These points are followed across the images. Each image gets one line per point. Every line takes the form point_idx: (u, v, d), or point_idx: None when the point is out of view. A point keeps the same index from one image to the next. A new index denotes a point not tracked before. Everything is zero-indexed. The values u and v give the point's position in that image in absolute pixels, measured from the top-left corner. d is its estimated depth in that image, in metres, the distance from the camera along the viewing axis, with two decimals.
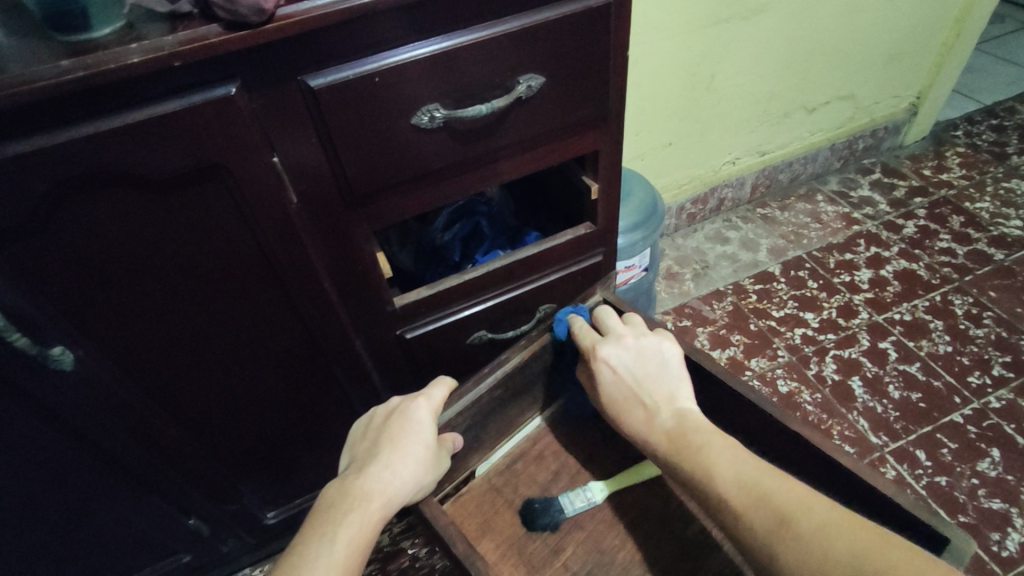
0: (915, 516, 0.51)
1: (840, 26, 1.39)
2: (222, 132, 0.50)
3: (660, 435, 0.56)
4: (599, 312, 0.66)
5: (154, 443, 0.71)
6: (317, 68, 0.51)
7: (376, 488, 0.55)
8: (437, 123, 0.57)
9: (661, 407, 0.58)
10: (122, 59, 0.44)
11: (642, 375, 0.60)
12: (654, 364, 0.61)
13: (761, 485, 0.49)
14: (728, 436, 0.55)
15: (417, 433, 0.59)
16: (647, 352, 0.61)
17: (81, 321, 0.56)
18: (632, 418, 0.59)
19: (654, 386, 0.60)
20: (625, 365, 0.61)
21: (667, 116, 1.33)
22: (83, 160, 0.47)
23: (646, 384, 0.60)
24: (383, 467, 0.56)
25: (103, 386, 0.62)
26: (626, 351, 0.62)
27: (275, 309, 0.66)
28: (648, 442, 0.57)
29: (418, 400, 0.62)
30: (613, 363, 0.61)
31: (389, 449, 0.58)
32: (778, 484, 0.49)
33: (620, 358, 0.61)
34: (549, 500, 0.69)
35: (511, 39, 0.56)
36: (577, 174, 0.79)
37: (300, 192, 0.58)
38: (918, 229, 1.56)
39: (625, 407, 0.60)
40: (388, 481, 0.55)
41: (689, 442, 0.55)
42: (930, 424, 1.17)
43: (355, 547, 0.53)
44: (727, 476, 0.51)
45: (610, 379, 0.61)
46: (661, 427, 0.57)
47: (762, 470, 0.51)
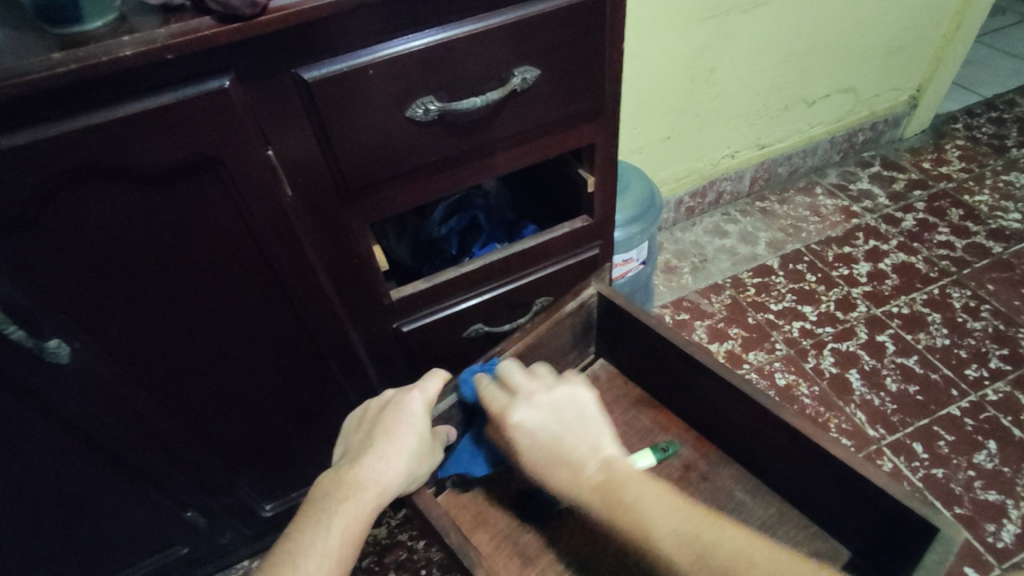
0: (907, 507, 0.51)
1: (840, 18, 1.38)
2: (216, 124, 0.50)
3: (590, 494, 0.52)
4: (501, 367, 0.61)
5: (152, 436, 0.71)
6: (311, 61, 0.51)
7: (369, 477, 0.55)
8: (431, 116, 0.57)
9: (586, 462, 0.53)
10: (114, 51, 0.44)
11: (561, 430, 0.55)
12: (571, 416, 0.56)
13: (703, 538, 0.48)
14: (659, 486, 0.52)
15: (411, 426, 0.59)
16: (560, 404, 0.57)
17: (77, 314, 0.57)
18: (555, 481, 0.53)
19: (577, 439, 0.55)
20: (540, 426, 0.56)
21: (665, 109, 1.33)
22: (76, 153, 0.47)
23: (567, 437, 0.55)
24: (377, 458, 0.56)
25: (100, 379, 0.62)
26: (537, 407, 0.57)
27: (271, 302, 0.66)
28: (578, 504, 0.52)
29: (412, 392, 0.62)
30: (527, 423, 0.56)
31: (383, 440, 0.58)
32: (721, 535, 0.48)
33: (533, 417, 0.56)
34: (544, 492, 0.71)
35: (506, 32, 0.56)
36: (573, 167, 0.79)
37: (295, 186, 0.58)
38: (916, 222, 1.56)
39: (547, 467, 0.54)
40: (382, 473, 0.56)
41: (622, 502, 0.50)
42: (928, 417, 1.18)
43: (348, 535, 0.53)
44: (669, 536, 0.48)
45: (526, 440, 0.55)
46: (589, 483, 0.52)
47: (703, 521, 0.49)
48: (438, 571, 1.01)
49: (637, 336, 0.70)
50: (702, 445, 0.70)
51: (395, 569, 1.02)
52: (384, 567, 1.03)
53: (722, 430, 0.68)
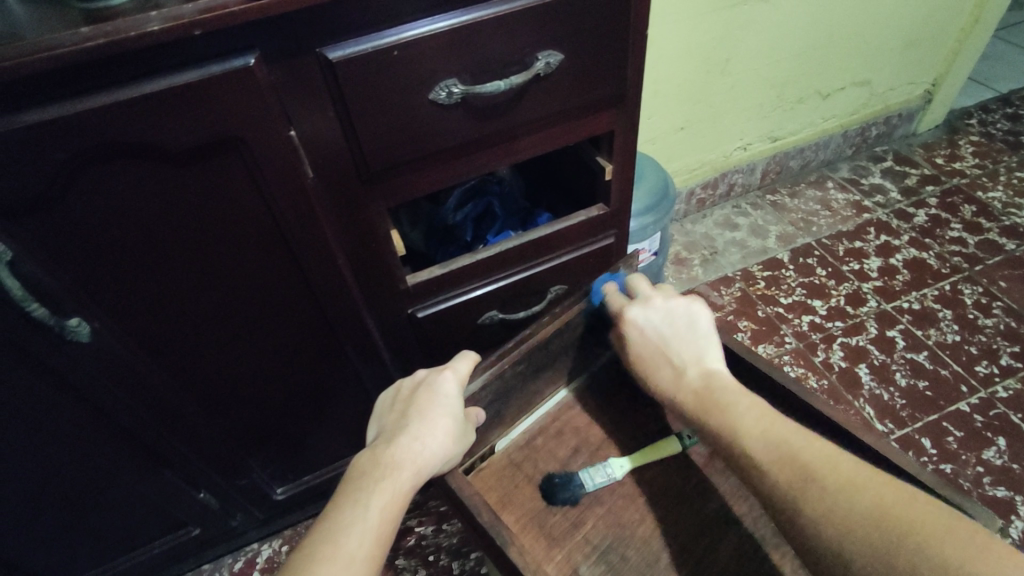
0: (936, 493, 0.51)
1: (857, 10, 1.36)
2: (241, 103, 0.49)
3: (686, 393, 0.57)
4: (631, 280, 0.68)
5: (168, 416, 0.72)
6: (336, 41, 0.50)
7: (404, 457, 0.56)
8: (454, 99, 0.57)
9: (688, 366, 0.59)
10: (141, 26, 0.43)
11: (671, 334, 0.61)
12: (683, 324, 0.62)
13: (789, 443, 0.50)
14: (756, 398, 0.55)
15: (446, 405, 0.60)
16: (678, 313, 0.62)
17: (98, 293, 0.57)
18: (658, 375, 0.60)
19: (684, 347, 0.60)
20: (654, 326, 0.62)
21: (679, 99, 1.32)
22: (102, 130, 0.46)
23: (676, 343, 0.61)
24: (412, 438, 0.57)
25: (120, 358, 0.63)
26: (656, 310, 0.63)
27: (289, 284, 0.66)
28: (673, 397, 0.58)
29: (444, 373, 0.63)
30: (642, 323, 0.62)
31: (417, 420, 0.58)
32: (807, 443, 0.50)
33: (650, 319, 0.62)
34: (570, 475, 0.68)
35: (531, 15, 0.55)
36: (591, 154, 0.78)
37: (315, 167, 0.57)
38: (929, 218, 1.55)
39: (653, 364, 0.61)
40: (418, 453, 0.56)
41: (716, 402, 0.55)
42: (937, 412, 1.18)
43: (386, 513, 0.53)
44: (755, 434, 0.52)
45: (639, 338, 0.62)
46: (688, 384, 0.58)
47: (793, 430, 0.51)
48: (447, 556, 1.02)
49: None
50: None
51: (403, 554, 1.03)
52: (392, 552, 1.03)
53: None
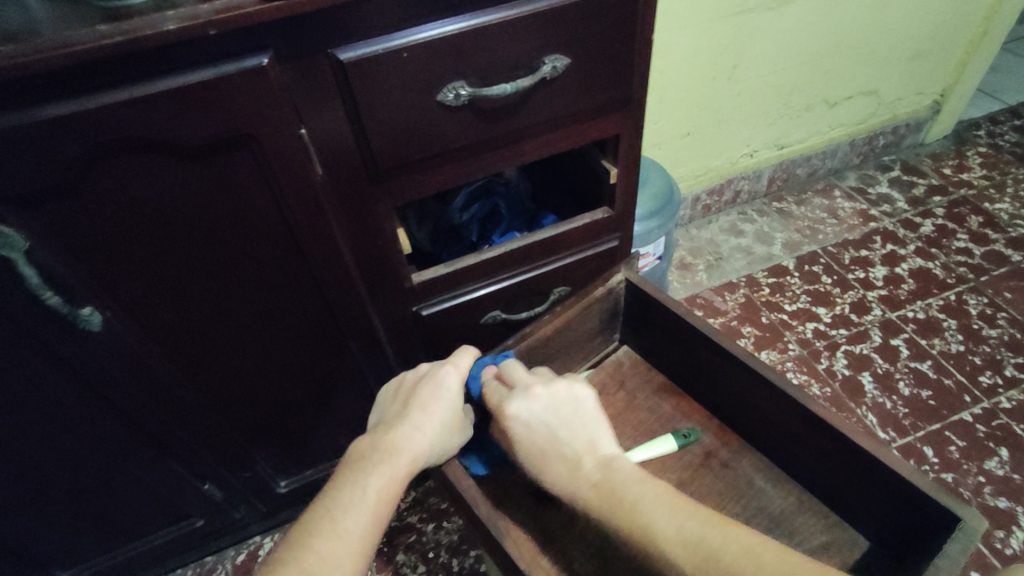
0: (930, 496, 0.51)
1: (866, 19, 1.37)
2: (253, 101, 0.51)
3: (586, 487, 0.52)
4: (503, 366, 0.62)
5: (175, 406, 0.73)
6: (347, 42, 0.51)
7: (405, 445, 0.56)
8: (462, 100, 0.58)
9: (584, 456, 0.54)
10: (158, 25, 0.44)
11: (557, 423, 0.56)
12: (568, 412, 0.57)
13: (706, 541, 0.45)
14: (662, 486, 0.51)
15: (447, 399, 0.60)
16: (562, 400, 0.57)
17: (109, 284, 0.58)
18: (552, 470, 0.54)
19: (574, 435, 0.55)
20: (538, 418, 0.56)
21: (686, 105, 1.32)
22: (119, 125, 0.48)
23: (564, 432, 0.56)
24: (414, 428, 0.57)
25: (129, 348, 0.64)
26: (537, 401, 0.57)
27: (296, 279, 0.67)
28: (574, 496, 0.52)
29: (445, 366, 0.62)
30: (525, 417, 0.56)
31: (420, 411, 0.59)
32: (725, 540, 0.45)
33: (533, 410, 0.56)
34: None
35: (538, 20, 0.56)
36: (596, 158, 0.79)
37: (324, 164, 0.59)
38: (935, 227, 1.55)
39: (542, 458, 0.55)
40: (419, 442, 0.56)
41: (621, 498, 0.50)
42: (940, 422, 1.18)
43: (382, 497, 0.54)
44: (670, 536, 0.46)
45: (526, 432, 0.56)
46: (586, 478, 0.52)
47: (705, 522, 0.46)
48: (446, 553, 1.03)
49: (660, 323, 0.70)
50: (723, 432, 0.71)
51: (403, 550, 1.04)
52: (392, 548, 1.04)
53: (742, 421, 0.69)
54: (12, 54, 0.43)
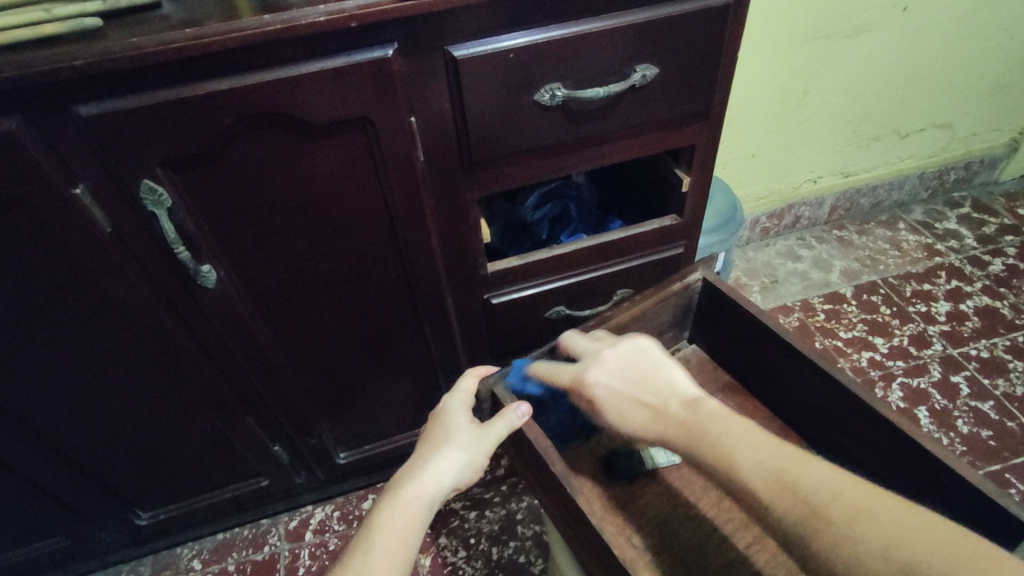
0: (997, 509, 0.52)
1: (944, 51, 1.36)
2: (376, 88, 0.57)
3: (674, 429, 0.54)
4: (570, 346, 0.65)
5: (262, 367, 0.79)
6: (462, 41, 0.57)
7: (406, 474, 0.60)
8: (556, 101, 0.62)
9: (666, 402, 0.56)
10: (309, 16, 0.51)
11: (634, 378, 0.59)
12: (643, 367, 0.60)
13: (789, 472, 0.46)
14: (744, 419, 0.52)
15: (451, 432, 0.62)
16: (631, 356, 0.61)
17: (228, 246, 0.65)
18: (636, 422, 0.56)
19: (650, 383, 0.58)
20: (617, 377, 0.59)
21: (753, 127, 1.34)
22: (261, 102, 0.54)
23: (641, 382, 0.59)
24: (416, 460, 0.61)
25: (235, 307, 0.70)
26: (609, 365, 0.60)
27: (385, 258, 0.72)
28: (662, 439, 0.54)
29: (446, 396, 0.67)
30: (604, 380, 0.59)
31: (423, 444, 0.63)
32: (807, 472, 0.46)
33: (609, 372, 0.60)
34: (631, 451, 0.70)
35: (634, 31, 0.61)
36: (669, 166, 0.82)
37: (426, 151, 0.64)
38: (1005, 267, 1.51)
39: (624, 413, 0.57)
40: (418, 468, 0.60)
41: (708, 434, 0.51)
42: (999, 463, 1.14)
43: (395, 524, 0.56)
44: (750, 466, 0.48)
45: (605, 394, 0.58)
46: (673, 420, 0.54)
47: (787, 457, 0.47)
48: (488, 541, 1.06)
49: (728, 324, 0.73)
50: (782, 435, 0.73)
51: (445, 534, 1.07)
52: (436, 531, 1.08)
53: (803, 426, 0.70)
54: (189, 35, 0.50)
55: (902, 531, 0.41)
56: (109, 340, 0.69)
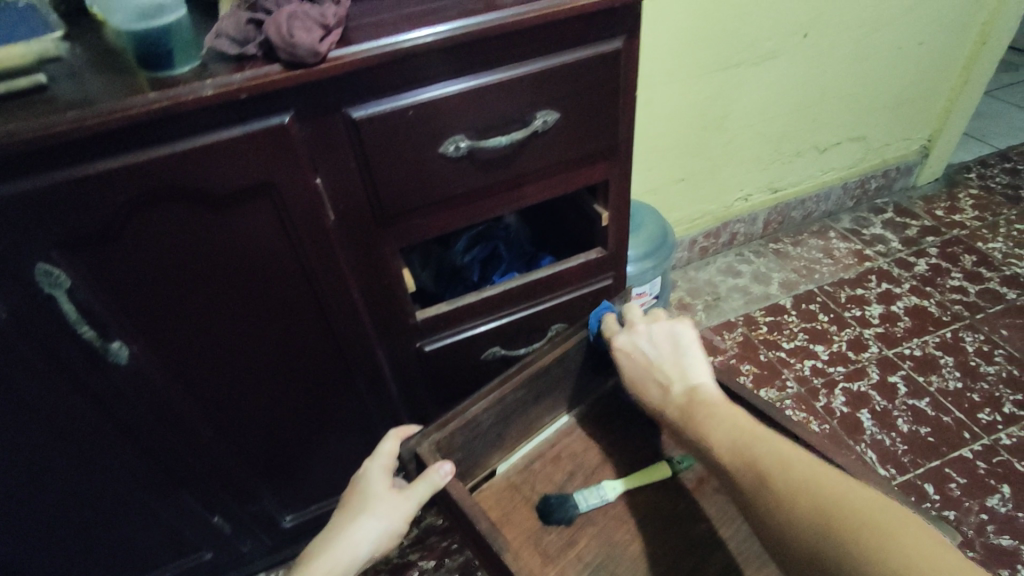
0: None
1: (847, 72, 1.45)
2: (275, 154, 0.57)
3: (670, 407, 0.60)
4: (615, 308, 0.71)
5: (190, 438, 0.77)
6: (359, 102, 0.58)
7: (319, 546, 0.60)
8: (461, 152, 0.64)
9: (674, 382, 0.61)
10: (197, 91, 0.51)
11: (660, 356, 0.64)
12: (669, 347, 0.64)
13: (751, 449, 0.52)
14: (735, 408, 0.57)
15: (367, 497, 0.62)
16: (664, 333, 0.65)
17: (138, 321, 0.63)
18: (644, 394, 0.63)
19: (671, 362, 0.63)
20: (641, 348, 0.64)
21: (679, 153, 1.39)
22: (158, 177, 0.54)
23: (663, 361, 0.63)
24: (332, 529, 0.61)
25: (153, 381, 0.69)
26: (644, 336, 0.65)
27: (307, 316, 0.72)
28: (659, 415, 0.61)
29: (368, 459, 0.66)
30: (630, 350, 0.65)
31: (341, 511, 0.63)
32: (767, 448, 0.52)
33: (638, 343, 0.65)
34: (565, 495, 0.68)
35: (529, 81, 0.63)
36: (588, 202, 0.85)
37: (336, 210, 0.64)
38: (929, 267, 1.59)
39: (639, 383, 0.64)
40: (333, 538, 0.60)
41: (696, 416, 0.57)
42: (940, 459, 1.18)
43: None
44: (720, 441, 0.54)
45: (628, 363, 0.65)
46: (673, 399, 0.60)
47: (757, 436, 0.53)
48: None
49: None
50: None
51: None
52: None
53: None
54: (71, 118, 0.49)
55: (834, 500, 0.47)
56: (20, 430, 0.66)
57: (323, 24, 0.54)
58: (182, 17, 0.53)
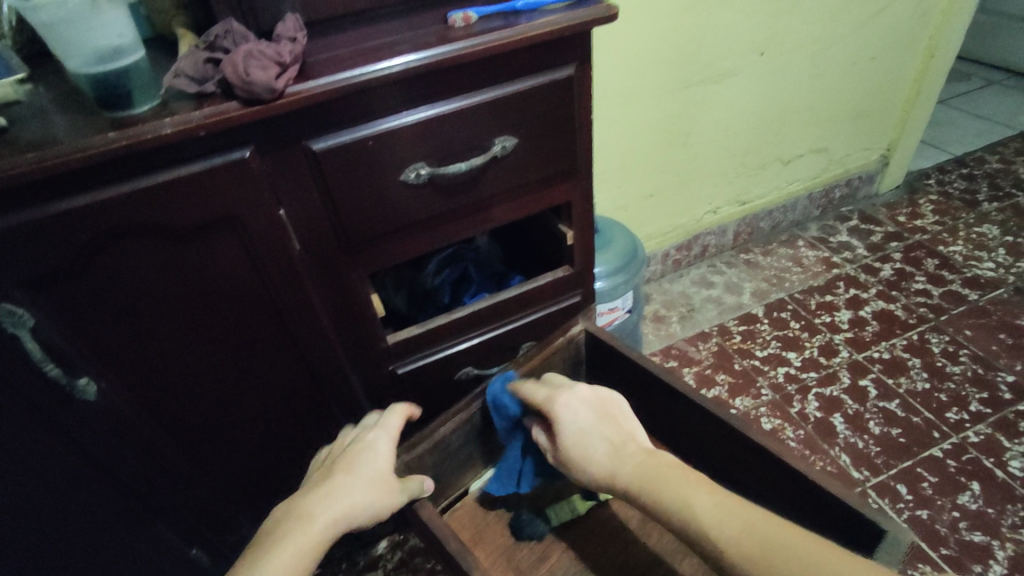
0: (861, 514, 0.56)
1: (805, 87, 1.50)
2: (237, 188, 0.58)
3: (629, 467, 0.57)
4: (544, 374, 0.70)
5: (163, 473, 0.76)
6: (319, 135, 0.60)
7: (315, 508, 0.58)
8: (422, 179, 0.66)
9: (625, 443, 0.60)
10: (157, 130, 0.52)
11: (602, 416, 0.63)
12: (610, 410, 0.64)
13: (755, 526, 0.49)
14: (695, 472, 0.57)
15: (373, 468, 0.61)
16: (602, 397, 0.65)
17: (105, 357, 0.64)
18: (596, 455, 0.60)
19: (611, 425, 0.62)
20: (584, 409, 0.63)
21: (647, 169, 1.43)
22: (121, 214, 0.55)
23: (605, 422, 0.62)
24: (329, 493, 0.59)
25: (122, 416, 0.68)
26: (583, 398, 0.65)
27: (277, 343, 0.72)
28: (618, 475, 0.57)
29: (378, 431, 0.65)
30: (574, 408, 0.63)
31: (341, 474, 0.61)
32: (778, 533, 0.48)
33: (579, 403, 0.64)
34: (534, 512, 0.71)
35: (485, 108, 0.65)
36: (553, 222, 0.87)
37: (301, 239, 0.66)
38: (894, 272, 1.64)
39: (588, 444, 0.61)
40: (330, 506, 0.58)
41: (662, 476, 0.55)
42: (911, 459, 1.21)
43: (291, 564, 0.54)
44: (710, 511, 0.51)
45: (572, 420, 0.62)
46: (631, 459, 0.58)
47: (757, 512, 0.50)
48: None
49: (619, 370, 0.76)
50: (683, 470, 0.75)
51: None
52: None
53: (701, 456, 0.73)
54: (30, 160, 0.50)
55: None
56: None
57: (279, 61, 0.56)
58: (139, 59, 0.55)
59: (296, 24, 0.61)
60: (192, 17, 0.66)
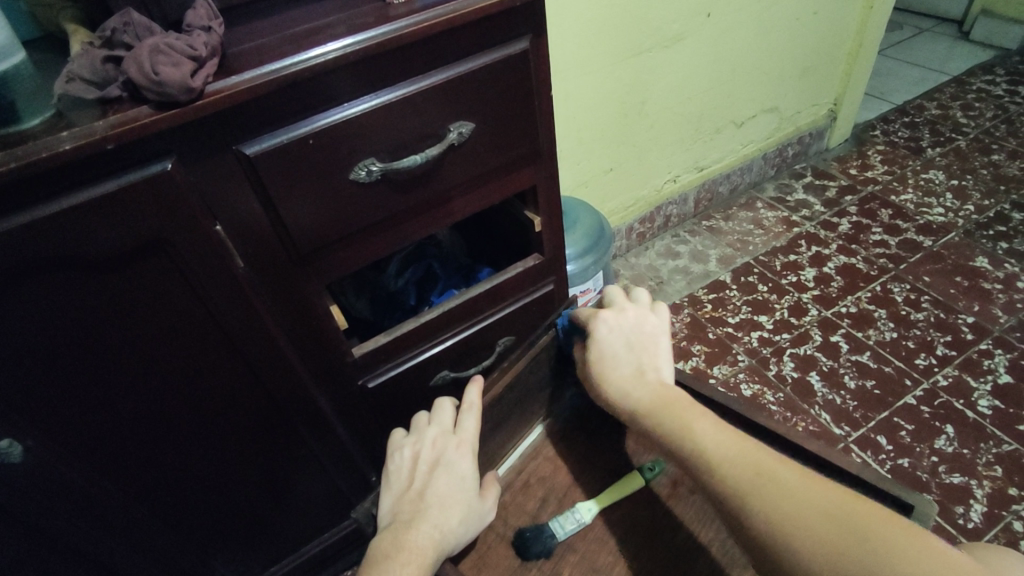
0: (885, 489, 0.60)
1: (751, 45, 1.48)
2: (160, 204, 0.51)
3: (643, 390, 0.58)
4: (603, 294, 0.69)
5: (116, 526, 0.69)
6: (251, 137, 0.52)
7: (424, 542, 0.55)
8: (374, 176, 0.59)
9: (648, 369, 0.60)
10: (53, 146, 0.45)
11: (634, 344, 0.63)
12: (645, 339, 0.63)
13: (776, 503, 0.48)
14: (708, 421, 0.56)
15: (462, 491, 0.60)
16: (644, 328, 0.64)
17: (29, 413, 0.56)
18: (615, 376, 0.60)
19: (642, 353, 0.62)
20: (618, 331, 0.63)
21: (605, 143, 1.38)
22: (25, 250, 0.47)
23: (638, 349, 0.62)
24: (433, 526, 0.57)
25: (58, 473, 0.61)
26: (626, 321, 0.64)
27: (228, 371, 0.65)
28: (631, 395, 0.58)
29: (460, 449, 0.62)
30: (611, 327, 0.63)
31: (436, 504, 0.59)
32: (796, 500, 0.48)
33: (616, 325, 0.63)
34: (540, 526, 0.65)
35: (437, 91, 0.59)
36: (519, 209, 0.82)
37: (245, 256, 0.58)
38: (852, 225, 1.65)
39: (611, 364, 0.61)
40: (438, 540, 0.56)
41: (669, 403, 0.56)
42: (887, 410, 1.23)
43: None
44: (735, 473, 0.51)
45: (606, 337, 0.63)
46: (646, 384, 0.59)
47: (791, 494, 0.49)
48: None
49: None
50: None
51: None
52: None
53: None
54: None
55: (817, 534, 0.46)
56: None
57: (193, 55, 0.48)
58: (19, 63, 0.47)
59: (210, 11, 0.54)
60: (82, 9, 0.57)
